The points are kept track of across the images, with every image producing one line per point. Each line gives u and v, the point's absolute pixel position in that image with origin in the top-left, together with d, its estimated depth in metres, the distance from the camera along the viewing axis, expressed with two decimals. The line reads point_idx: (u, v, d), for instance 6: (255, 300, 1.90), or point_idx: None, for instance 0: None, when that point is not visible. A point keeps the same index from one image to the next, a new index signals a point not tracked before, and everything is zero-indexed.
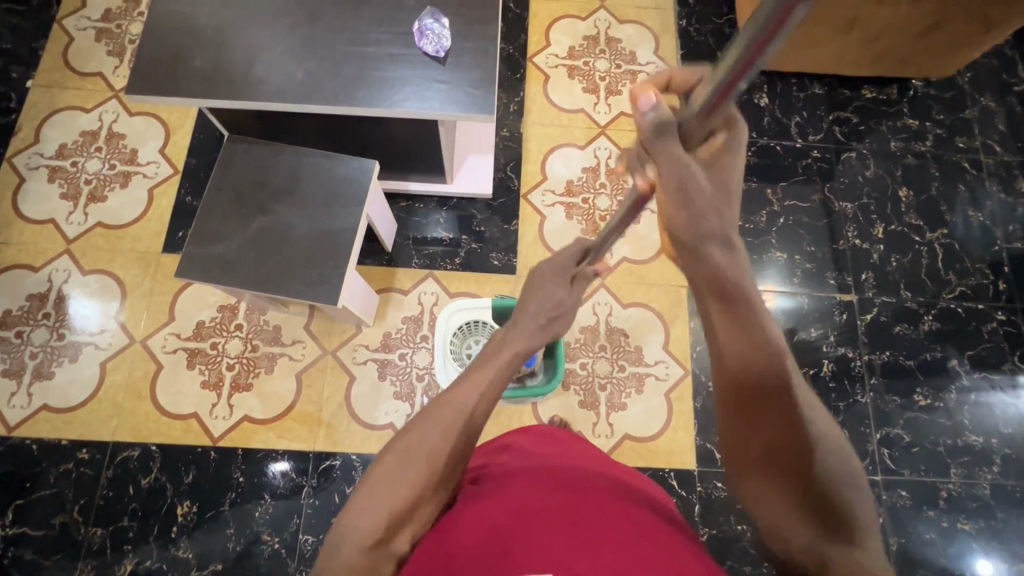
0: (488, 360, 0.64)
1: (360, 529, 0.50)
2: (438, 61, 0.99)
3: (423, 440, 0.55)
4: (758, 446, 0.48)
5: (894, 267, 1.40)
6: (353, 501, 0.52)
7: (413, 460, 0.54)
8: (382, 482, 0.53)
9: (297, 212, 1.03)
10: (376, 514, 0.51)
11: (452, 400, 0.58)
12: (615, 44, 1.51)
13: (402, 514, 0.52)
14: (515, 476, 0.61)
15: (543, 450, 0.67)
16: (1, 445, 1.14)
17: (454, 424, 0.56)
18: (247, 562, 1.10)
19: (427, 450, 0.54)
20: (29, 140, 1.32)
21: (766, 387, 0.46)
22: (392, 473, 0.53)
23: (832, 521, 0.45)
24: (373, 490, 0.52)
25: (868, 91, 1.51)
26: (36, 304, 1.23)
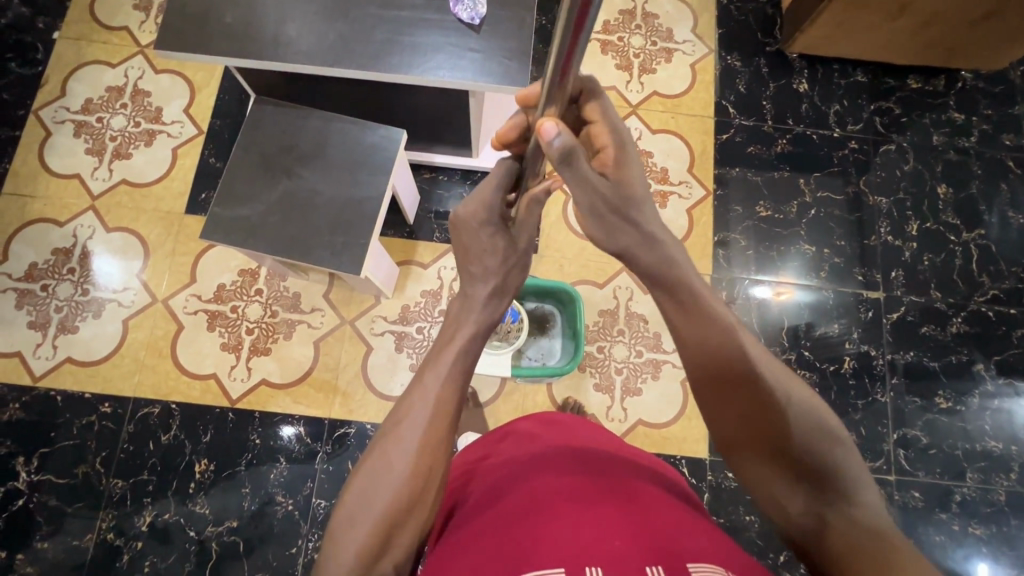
0: (435, 359, 0.59)
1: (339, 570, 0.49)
2: (472, 29, 0.96)
3: (383, 466, 0.54)
4: (735, 412, 0.55)
5: (926, 266, 1.36)
6: (331, 541, 0.51)
7: (377, 489, 0.52)
8: (352, 518, 0.51)
9: (322, 178, 1.01)
10: (348, 553, 0.50)
11: (408, 417, 0.56)
12: (651, 21, 1.46)
13: (379, 545, 0.51)
14: (524, 464, 0.60)
15: (545, 432, 0.66)
16: (26, 394, 1.17)
17: (415, 443, 0.54)
18: (261, 521, 1.13)
19: (394, 479, 0.53)
20: (55, 93, 1.32)
21: (726, 356, 0.55)
22: (358, 509, 0.52)
23: (818, 471, 0.51)
24: (346, 529, 0.51)
25: (913, 81, 1.45)
26: (61, 258, 1.24)
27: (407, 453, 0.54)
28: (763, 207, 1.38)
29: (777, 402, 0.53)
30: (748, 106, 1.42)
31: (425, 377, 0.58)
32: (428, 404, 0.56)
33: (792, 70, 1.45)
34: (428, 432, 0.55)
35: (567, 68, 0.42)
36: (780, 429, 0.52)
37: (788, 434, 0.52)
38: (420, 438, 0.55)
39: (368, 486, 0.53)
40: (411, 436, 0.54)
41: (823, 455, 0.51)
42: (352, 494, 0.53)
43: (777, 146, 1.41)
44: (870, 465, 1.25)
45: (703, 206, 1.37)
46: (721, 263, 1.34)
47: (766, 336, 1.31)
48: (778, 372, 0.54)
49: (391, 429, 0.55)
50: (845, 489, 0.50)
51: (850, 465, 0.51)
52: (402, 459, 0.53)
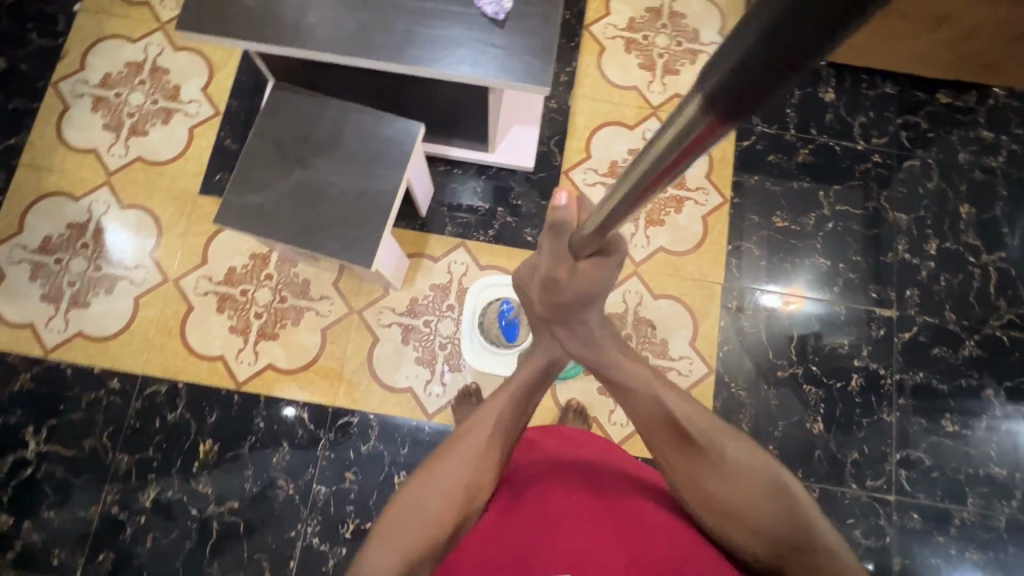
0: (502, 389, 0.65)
1: (380, 570, 0.54)
2: (496, 24, 0.94)
3: (433, 481, 0.59)
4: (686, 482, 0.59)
5: (942, 287, 1.34)
6: (375, 542, 0.56)
7: (427, 502, 0.57)
8: (398, 524, 0.57)
9: (337, 169, 1.01)
10: (390, 558, 0.54)
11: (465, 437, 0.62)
12: (678, 19, 1.40)
13: (423, 552, 0.55)
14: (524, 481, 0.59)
15: (557, 444, 0.65)
16: (37, 365, 1.19)
17: (466, 463, 0.60)
18: (262, 503, 1.14)
19: (439, 494, 0.58)
20: (74, 66, 1.32)
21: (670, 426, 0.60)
22: (406, 517, 0.57)
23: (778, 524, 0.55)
24: (390, 538, 0.56)
25: (943, 96, 1.41)
26: (75, 232, 1.25)
27: (462, 464, 0.59)
28: (780, 217, 1.36)
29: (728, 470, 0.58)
30: (772, 113, 1.40)
31: (490, 405, 0.63)
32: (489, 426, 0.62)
33: (819, 79, 1.42)
34: (486, 451, 0.61)
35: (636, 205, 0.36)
36: (727, 490, 0.57)
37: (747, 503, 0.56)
38: (471, 459, 0.60)
39: (420, 492, 0.58)
40: (468, 449, 0.60)
41: (776, 510, 0.56)
42: (402, 499, 0.58)
43: (798, 156, 1.39)
44: (870, 484, 1.24)
45: (718, 214, 1.35)
46: (732, 272, 1.33)
47: (773, 348, 1.30)
48: (718, 435, 0.59)
49: (453, 444, 0.61)
50: (807, 538, 0.54)
51: (804, 512, 0.56)
52: (458, 469, 0.59)
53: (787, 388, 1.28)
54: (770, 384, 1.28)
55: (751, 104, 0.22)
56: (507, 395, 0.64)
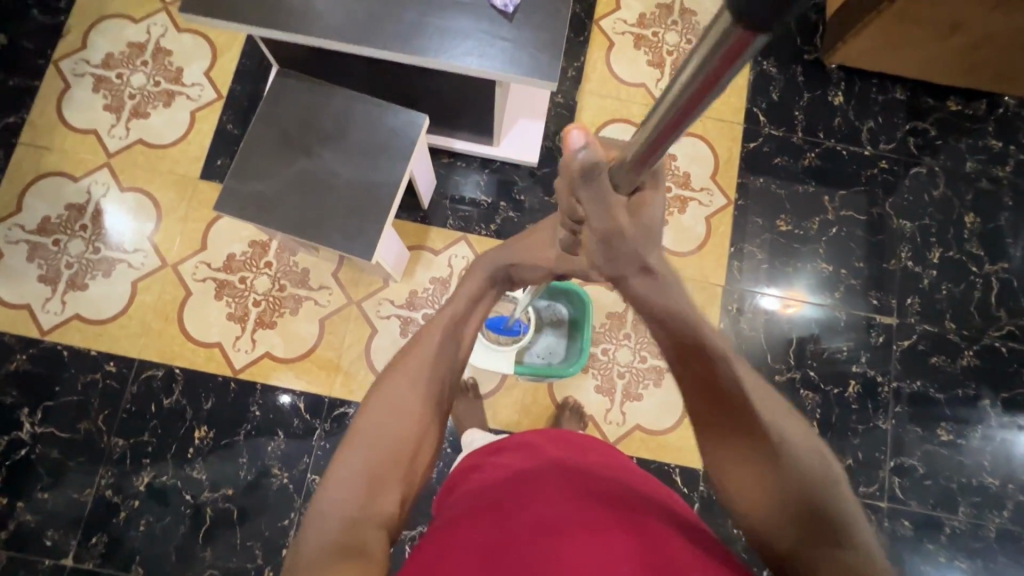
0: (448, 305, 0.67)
1: (339, 499, 0.54)
2: (505, 16, 0.93)
3: (391, 395, 0.61)
4: (725, 453, 0.57)
5: (943, 295, 1.33)
6: (336, 467, 0.57)
7: (386, 417, 0.59)
8: (360, 444, 0.58)
9: (341, 159, 1.00)
10: (353, 481, 0.55)
11: (417, 349, 0.63)
12: (688, 17, 1.39)
13: (381, 477, 0.56)
14: (528, 482, 0.60)
15: (552, 448, 0.65)
16: (33, 346, 1.18)
17: (421, 375, 0.62)
18: (256, 491, 1.14)
19: (397, 408, 0.60)
20: (76, 45, 1.30)
21: (720, 399, 0.58)
22: (368, 435, 0.58)
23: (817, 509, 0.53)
24: (351, 460, 0.57)
25: (953, 103, 1.40)
26: (75, 214, 1.24)
27: (415, 385, 0.62)
28: (784, 221, 1.36)
29: (768, 435, 0.56)
30: (780, 115, 1.39)
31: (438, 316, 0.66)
32: (437, 342, 0.64)
33: (828, 82, 1.40)
34: (433, 366, 0.63)
35: (657, 146, 0.41)
36: (766, 459, 0.55)
37: (780, 470, 0.55)
38: (427, 372, 0.62)
39: (374, 419, 0.59)
40: (417, 367, 0.62)
41: (812, 485, 0.54)
42: (359, 423, 0.59)
43: (805, 160, 1.38)
44: (864, 490, 1.25)
45: (722, 215, 1.34)
46: (733, 274, 1.32)
47: (772, 352, 1.29)
48: (777, 418, 0.57)
49: (401, 362, 0.63)
50: (839, 525, 0.52)
51: (839, 495, 0.54)
52: (409, 389, 0.61)
53: (785, 392, 1.28)
54: None
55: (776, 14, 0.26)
56: (451, 307, 0.66)
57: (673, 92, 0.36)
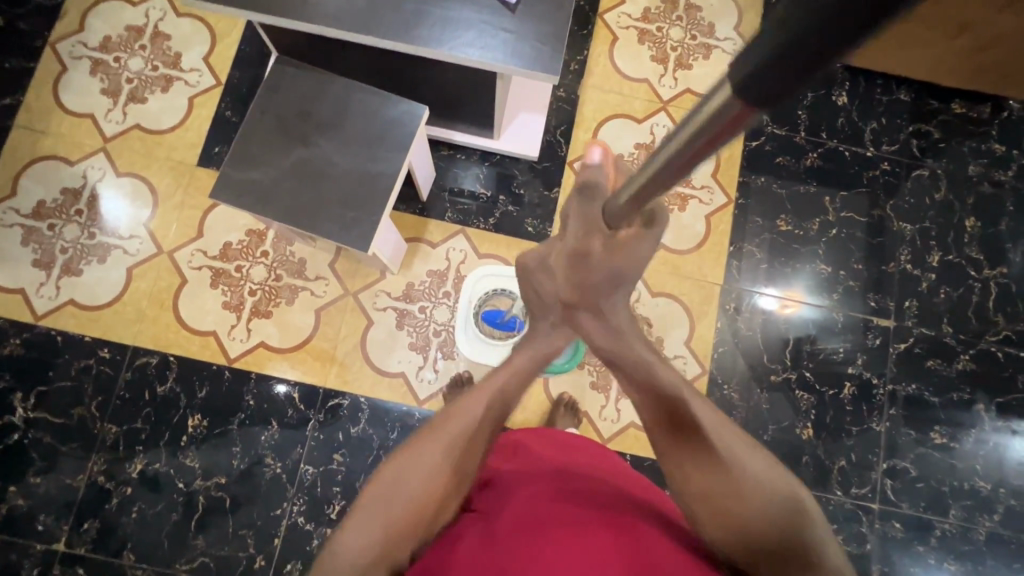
0: (496, 373, 0.63)
1: (353, 557, 0.52)
2: (508, 7, 0.92)
3: (420, 454, 0.58)
4: (685, 485, 0.57)
5: (941, 299, 1.33)
6: (352, 520, 0.55)
7: (413, 477, 0.56)
8: (380, 499, 0.56)
9: (339, 149, 0.99)
10: (370, 536, 0.53)
11: (457, 412, 0.60)
12: (693, 12, 1.37)
13: (400, 535, 0.54)
14: (516, 478, 0.61)
15: (541, 449, 0.66)
16: (27, 330, 1.18)
17: (454, 441, 0.58)
18: (249, 480, 1.14)
19: (425, 468, 0.57)
20: (73, 27, 1.28)
21: (679, 432, 0.58)
22: (390, 491, 0.56)
23: (773, 541, 0.52)
24: (369, 516, 0.55)
25: (957, 106, 1.39)
26: (70, 198, 1.23)
27: (449, 449, 0.58)
28: (784, 221, 1.35)
29: (724, 467, 0.55)
30: (783, 114, 1.38)
31: (486, 381, 0.62)
32: (479, 409, 0.60)
33: (832, 81, 1.39)
34: (469, 435, 0.59)
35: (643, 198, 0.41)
36: (723, 490, 0.55)
37: (737, 503, 0.54)
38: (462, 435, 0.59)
39: (401, 473, 0.57)
40: (453, 434, 0.58)
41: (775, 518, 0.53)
42: (383, 477, 0.57)
43: (807, 160, 1.37)
44: (856, 491, 1.25)
45: (722, 214, 1.34)
46: (731, 273, 1.32)
47: (768, 351, 1.29)
48: (737, 449, 0.56)
49: (433, 425, 0.60)
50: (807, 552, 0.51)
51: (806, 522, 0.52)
52: (443, 451, 0.57)
53: (780, 392, 1.28)
54: (763, 387, 1.28)
55: (785, 91, 0.24)
56: (498, 377, 0.62)
57: (666, 146, 0.35)
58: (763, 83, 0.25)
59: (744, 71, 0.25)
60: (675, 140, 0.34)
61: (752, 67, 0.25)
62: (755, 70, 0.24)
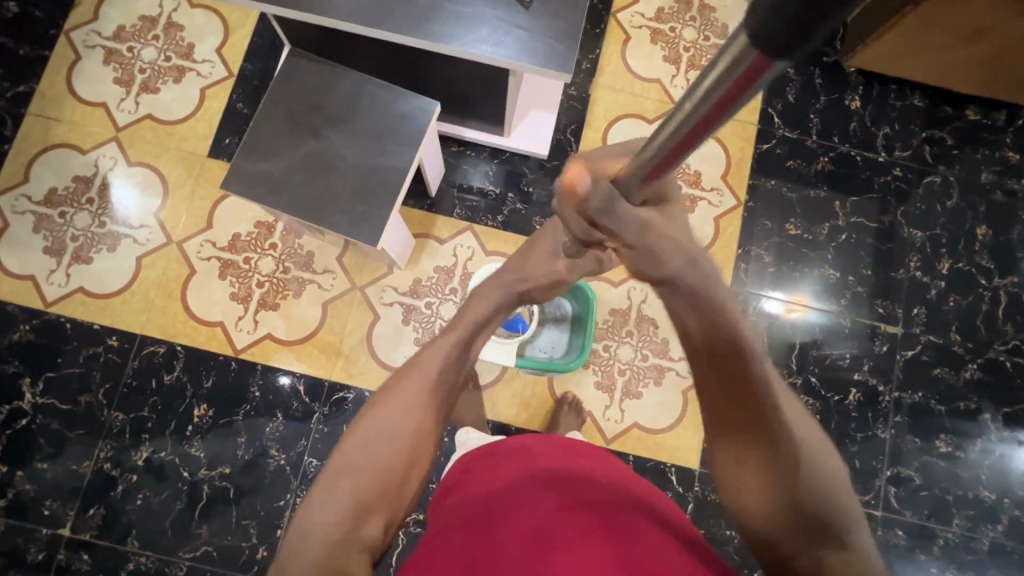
0: (450, 332, 0.67)
1: (326, 522, 0.53)
2: (521, 4, 0.92)
3: (385, 415, 0.60)
4: (737, 441, 0.55)
5: (950, 307, 1.32)
6: (322, 487, 0.56)
7: (379, 437, 0.58)
8: (350, 463, 0.57)
9: (349, 143, 0.99)
10: (342, 502, 0.55)
11: (417, 370, 0.63)
12: (707, 13, 1.37)
13: (369, 501, 0.56)
14: (522, 487, 0.59)
15: (545, 453, 0.64)
16: (36, 317, 1.19)
17: (417, 399, 0.61)
18: (253, 471, 1.15)
19: (391, 428, 0.59)
20: (88, 16, 1.29)
21: (743, 404, 0.54)
22: (359, 455, 0.57)
23: (812, 509, 0.51)
24: (340, 481, 0.56)
25: (972, 113, 1.37)
26: (81, 187, 1.23)
27: (409, 411, 0.61)
28: (793, 225, 1.34)
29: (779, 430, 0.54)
30: (795, 117, 1.37)
31: (440, 339, 0.66)
32: (439, 362, 0.64)
33: (845, 85, 1.38)
34: (431, 392, 0.62)
35: (660, 167, 0.40)
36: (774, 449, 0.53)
37: (784, 464, 0.53)
38: (424, 392, 0.62)
39: (364, 445, 0.58)
40: (416, 388, 0.62)
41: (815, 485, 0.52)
42: (353, 441, 0.59)
43: (818, 164, 1.36)
44: (858, 498, 1.25)
45: (732, 216, 1.33)
46: (739, 277, 1.31)
47: (774, 356, 1.29)
48: (792, 417, 0.55)
49: (398, 384, 0.62)
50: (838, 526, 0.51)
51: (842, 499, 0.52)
52: (404, 415, 0.60)
53: None
54: None
55: (796, 43, 0.22)
56: (453, 335, 0.66)
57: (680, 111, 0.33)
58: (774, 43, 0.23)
59: (753, 26, 0.23)
60: (690, 101, 0.32)
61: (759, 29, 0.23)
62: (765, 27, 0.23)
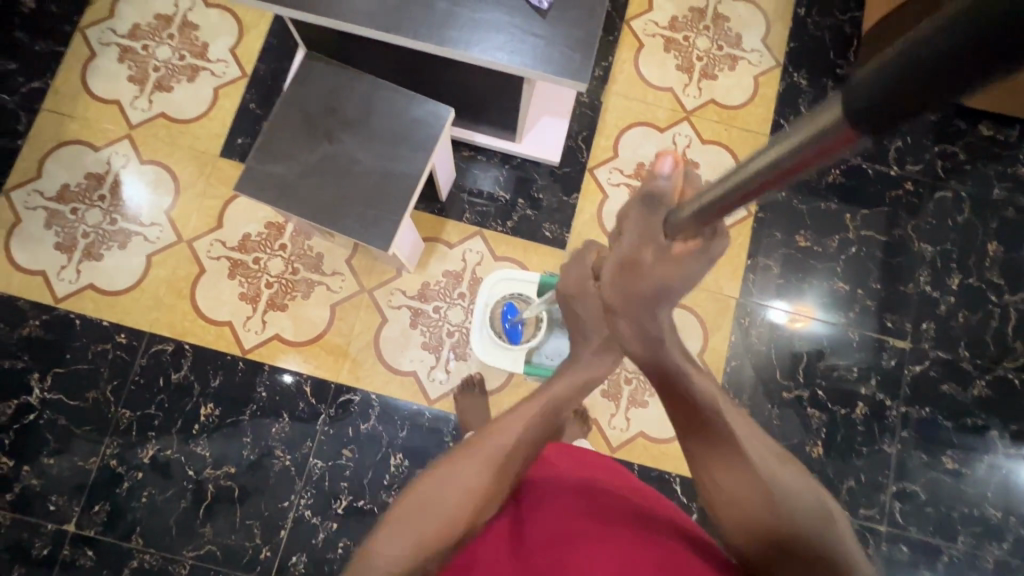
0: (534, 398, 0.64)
1: (389, 567, 0.54)
2: (538, 13, 0.92)
3: (457, 474, 0.58)
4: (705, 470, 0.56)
5: (959, 323, 1.32)
6: (388, 531, 0.56)
7: (451, 496, 0.57)
8: (417, 516, 0.56)
9: (363, 147, 0.99)
10: (404, 549, 0.54)
11: (498, 432, 0.60)
12: (721, 23, 1.36)
13: (434, 553, 0.55)
14: (537, 491, 0.62)
15: (561, 460, 0.66)
16: (46, 312, 1.19)
17: (493, 459, 0.59)
18: (258, 472, 1.15)
19: (462, 488, 0.57)
20: (104, 13, 1.29)
21: (704, 428, 0.57)
22: (426, 509, 0.56)
23: (781, 534, 0.51)
24: (404, 529, 0.55)
25: (984, 128, 1.37)
26: (93, 184, 1.24)
27: (483, 468, 0.58)
28: (803, 237, 1.34)
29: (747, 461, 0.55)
30: None
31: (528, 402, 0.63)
32: (521, 427, 0.61)
33: None
34: (510, 459, 0.59)
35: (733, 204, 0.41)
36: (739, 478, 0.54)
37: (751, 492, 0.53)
38: (500, 453, 0.59)
39: (433, 492, 0.57)
40: (494, 449, 0.59)
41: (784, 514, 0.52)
42: (420, 493, 0.57)
43: (828, 176, 1.36)
44: (863, 513, 1.24)
45: (742, 226, 1.33)
46: (748, 287, 1.31)
47: (781, 368, 1.29)
48: (763, 452, 0.55)
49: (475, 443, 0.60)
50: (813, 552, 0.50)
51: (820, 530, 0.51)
52: (478, 472, 0.58)
53: (792, 409, 1.27)
54: (775, 404, 1.28)
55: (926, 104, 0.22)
56: (540, 399, 0.64)
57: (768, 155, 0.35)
58: (895, 90, 0.23)
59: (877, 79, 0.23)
60: (767, 155, 0.35)
61: (888, 71, 0.23)
62: (862, 95, 0.25)
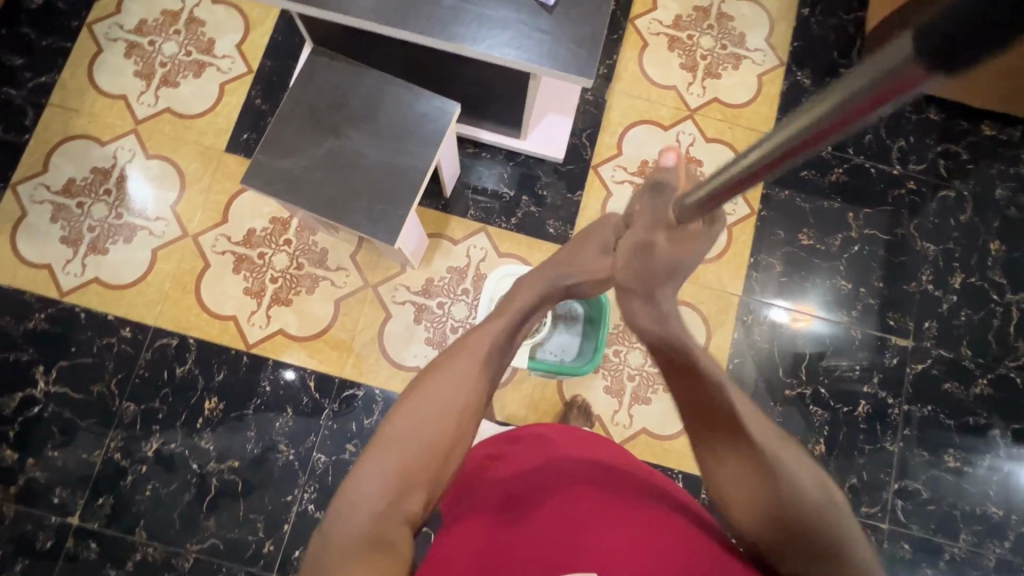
0: (495, 316, 0.69)
1: (371, 495, 0.56)
2: (545, 9, 0.92)
3: (428, 396, 0.62)
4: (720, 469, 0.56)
5: (961, 321, 1.32)
6: (369, 458, 0.58)
7: (424, 418, 0.60)
8: (396, 442, 0.59)
9: (369, 141, 1.00)
10: (386, 476, 0.57)
11: (462, 354, 0.65)
12: (725, 22, 1.37)
13: (415, 477, 0.58)
14: (539, 473, 0.61)
15: (560, 440, 0.66)
16: (51, 306, 1.19)
17: (463, 379, 0.63)
18: (262, 466, 1.15)
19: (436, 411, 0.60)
20: (111, 9, 1.30)
21: (718, 423, 0.56)
22: (404, 436, 0.59)
23: (798, 525, 0.51)
24: (385, 457, 0.58)
25: (987, 128, 1.37)
26: (99, 178, 1.24)
27: (453, 391, 0.62)
28: (806, 235, 1.34)
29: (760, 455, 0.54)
30: None
31: (486, 326, 0.67)
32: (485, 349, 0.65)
33: None
34: (476, 378, 0.64)
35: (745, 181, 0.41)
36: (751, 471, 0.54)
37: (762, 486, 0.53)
38: (467, 373, 0.63)
39: (409, 421, 0.60)
40: (462, 371, 0.63)
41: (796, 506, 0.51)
42: (397, 420, 0.60)
43: (832, 175, 1.36)
44: (865, 510, 1.25)
45: (745, 224, 1.33)
46: (751, 285, 1.31)
47: (785, 366, 1.29)
48: (774, 443, 0.55)
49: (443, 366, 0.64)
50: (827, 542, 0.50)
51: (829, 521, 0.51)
52: (449, 392, 0.62)
53: (794, 407, 1.28)
54: (777, 401, 1.28)
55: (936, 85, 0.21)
56: (499, 322, 0.68)
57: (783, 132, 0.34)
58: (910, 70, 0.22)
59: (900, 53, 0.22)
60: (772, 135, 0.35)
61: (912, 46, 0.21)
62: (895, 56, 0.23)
